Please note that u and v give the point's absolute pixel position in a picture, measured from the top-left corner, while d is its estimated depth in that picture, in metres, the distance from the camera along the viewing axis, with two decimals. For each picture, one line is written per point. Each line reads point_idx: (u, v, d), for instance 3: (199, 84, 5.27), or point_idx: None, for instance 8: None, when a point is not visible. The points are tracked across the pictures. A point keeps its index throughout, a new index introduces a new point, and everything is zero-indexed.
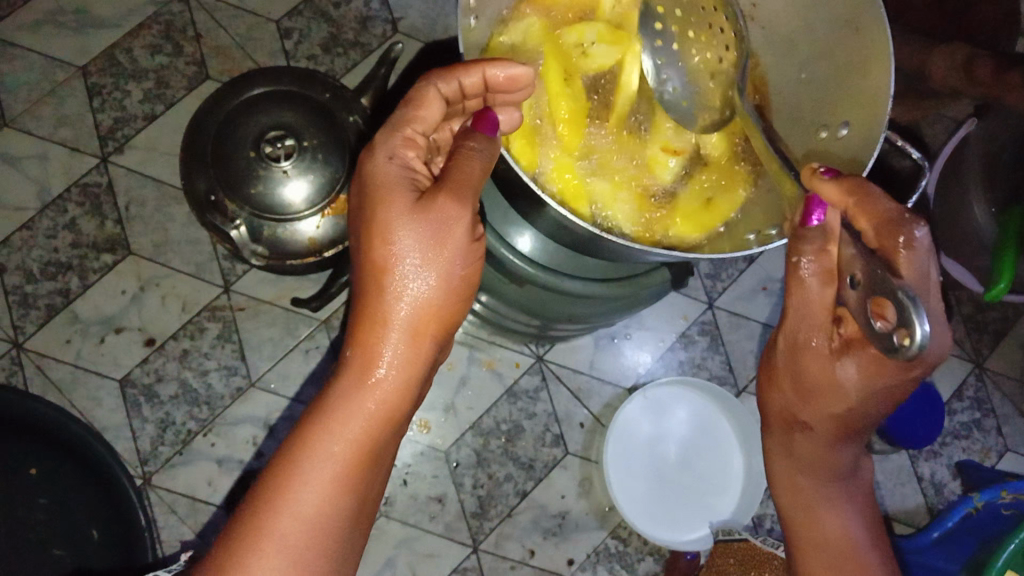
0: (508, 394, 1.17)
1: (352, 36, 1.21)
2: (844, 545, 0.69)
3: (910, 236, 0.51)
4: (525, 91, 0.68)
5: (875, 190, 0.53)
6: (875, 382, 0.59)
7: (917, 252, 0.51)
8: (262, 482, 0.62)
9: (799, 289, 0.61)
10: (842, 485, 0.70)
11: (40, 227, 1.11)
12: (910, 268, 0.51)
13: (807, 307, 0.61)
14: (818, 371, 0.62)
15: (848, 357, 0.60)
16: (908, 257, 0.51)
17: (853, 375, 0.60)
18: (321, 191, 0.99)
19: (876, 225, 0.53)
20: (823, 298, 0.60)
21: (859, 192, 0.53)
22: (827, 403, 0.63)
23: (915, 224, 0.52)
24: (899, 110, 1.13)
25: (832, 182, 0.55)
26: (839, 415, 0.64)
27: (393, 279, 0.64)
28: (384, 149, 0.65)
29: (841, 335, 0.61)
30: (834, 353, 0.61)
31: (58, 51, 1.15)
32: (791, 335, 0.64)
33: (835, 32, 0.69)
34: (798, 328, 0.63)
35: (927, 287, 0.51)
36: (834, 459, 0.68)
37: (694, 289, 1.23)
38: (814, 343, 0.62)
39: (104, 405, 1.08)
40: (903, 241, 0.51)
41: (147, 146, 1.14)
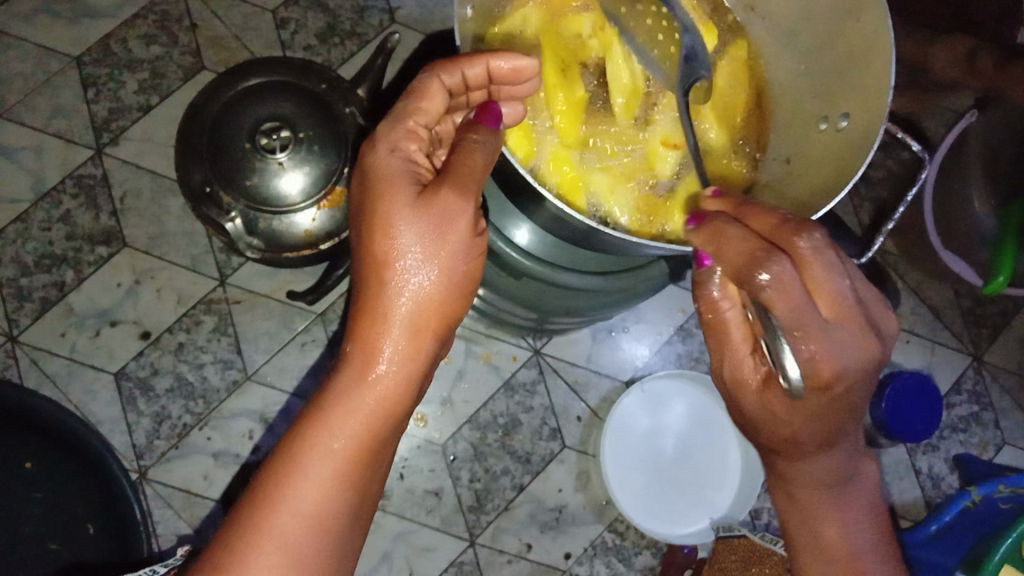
0: (505, 388, 1.16)
1: (349, 26, 1.20)
2: (846, 556, 0.64)
3: (773, 273, 0.52)
4: (528, 83, 0.67)
5: (732, 231, 0.54)
6: (804, 412, 0.58)
7: (785, 285, 0.52)
8: (260, 479, 0.61)
9: (715, 333, 0.63)
10: (842, 495, 0.64)
11: (34, 219, 1.10)
12: (780, 305, 0.52)
13: (728, 354, 0.62)
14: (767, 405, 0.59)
15: (774, 390, 0.60)
16: (775, 294, 0.52)
17: (782, 404, 0.59)
18: (317, 183, 0.98)
19: (738, 268, 0.54)
20: (739, 334, 0.62)
21: (719, 236, 0.55)
22: (790, 430, 0.60)
23: (771, 258, 0.52)
24: (900, 101, 1.12)
25: (695, 229, 0.57)
26: (788, 438, 0.61)
27: (393, 274, 0.63)
28: (386, 141, 0.65)
29: (759, 371, 0.61)
30: (764, 390, 0.61)
31: (54, 42, 1.14)
32: (727, 373, 0.63)
33: (836, 23, 0.68)
34: (725, 371, 0.63)
35: (802, 314, 0.52)
36: (825, 469, 0.62)
37: (692, 282, 1.22)
38: (741, 379, 0.62)
39: (99, 399, 1.07)
40: (767, 281, 0.52)
41: (141, 137, 1.13)
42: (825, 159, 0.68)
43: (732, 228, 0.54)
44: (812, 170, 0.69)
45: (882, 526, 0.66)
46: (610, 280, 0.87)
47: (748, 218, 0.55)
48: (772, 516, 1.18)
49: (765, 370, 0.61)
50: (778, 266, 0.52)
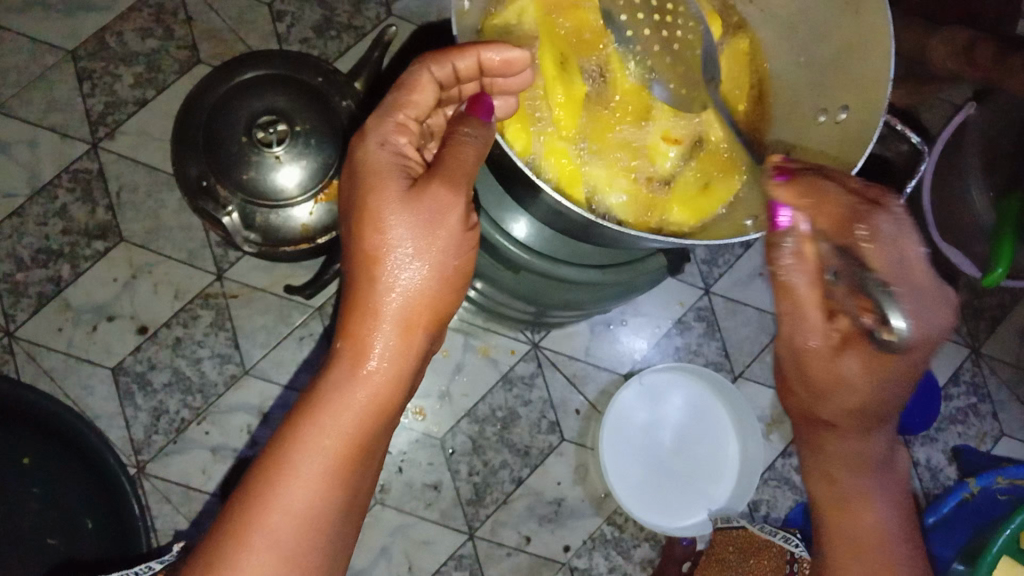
0: (504, 381, 1.16)
1: (346, 19, 1.19)
2: (880, 539, 0.63)
3: (872, 227, 0.50)
4: (519, 78, 0.67)
5: (828, 187, 0.51)
6: (880, 370, 0.57)
7: (883, 240, 0.50)
8: (252, 476, 0.61)
9: (784, 295, 0.57)
10: (882, 479, 0.64)
11: (30, 214, 1.10)
12: (881, 260, 0.50)
13: (796, 317, 0.57)
14: (822, 368, 0.59)
15: (850, 352, 0.57)
16: (874, 250, 0.50)
17: (858, 367, 0.57)
18: (313, 177, 0.98)
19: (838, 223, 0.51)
20: (814, 296, 0.56)
21: (821, 191, 0.51)
22: (840, 399, 0.60)
23: (873, 213, 0.50)
24: (899, 94, 1.12)
25: (784, 184, 0.52)
26: (854, 407, 0.60)
27: (384, 269, 0.63)
28: (376, 135, 0.64)
29: (836, 330, 0.58)
30: (835, 350, 0.58)
31: (49, 35, 1.13)
32: (784, 341, 0.60)
33: (833, 15, 0.68)
34: (790, 336, 0.59)
35: (904, 270, 0.51)
36: (869, 449, 0.63)
37: (690, 276, 1.22)
38: (812, 345, 0.58)
39: (96, 393, 1.07)
40: (866, 235, 0.50)
41: (137, 131, 1.13)
42: (825, 152, 0.67)
43: (828, 185, 0.51)
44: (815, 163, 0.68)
45: (912, 520, 0.66)
46: (609, 274, 0.87)
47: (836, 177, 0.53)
48: (771, 507, 1.17)
49: (841, 330, 0.57)
50: (878, 221, 0.50)
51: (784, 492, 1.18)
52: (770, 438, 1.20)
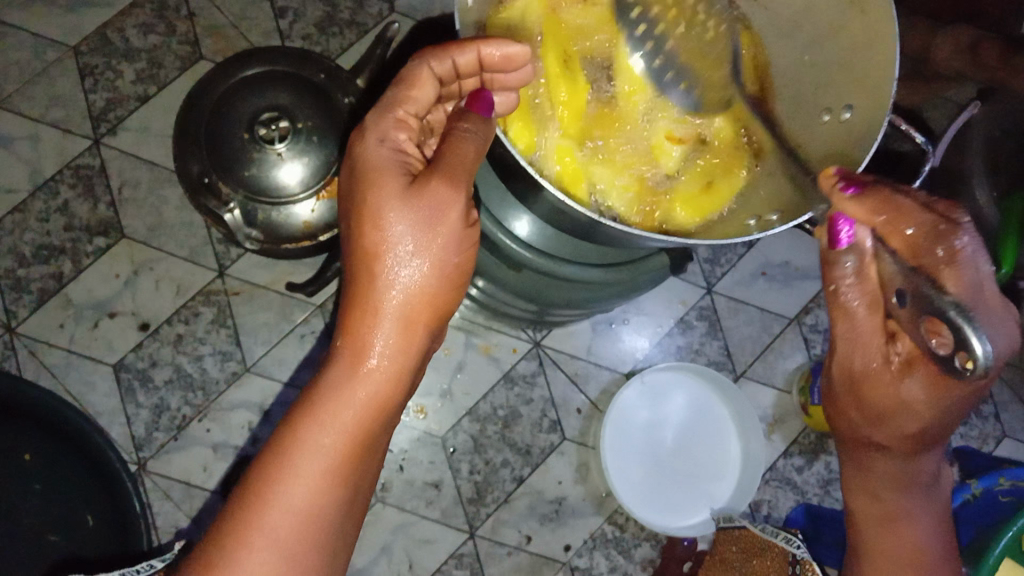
0: (505, 379, 1.16)
1: (348, 16, 1.19)
2: (915, 558, 0.67)
3: (950, 247, 0.50)
4: (520, 73, 0.65)
5: (903, 203, 0.52)
6: (944, 398, 0.56)
7: (962, 261, 0.49)
8: (252, 474, 0.61)
9: (845, 318, 0.60)
10: (922, 496, 0.67)
11: (32, 210, 1.09)
12: (958, 280, 0.49)
13: (858, 339, 0.60)
14: (884, 391, 0.60)
15: (910, 377, 0.57)
16: (953, 268, 0.49)
17: (921, 392, 0.57)
18: (315, 174, 0.98)
19: (913, 244, 0.51)
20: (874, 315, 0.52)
21: (898, 209, 0.51)
22: (896, 425, 0.61)
23: (956, 234, 0.50)
24: (902, 93, 1.12)
25: (857, 201, 0.52)
26: (911, 434, 0.61)
27: (384, 266, 0.63)
28: (375, 131, 0.64)
29: (898, 354, 0.58)
30: (898, 373, 0.58)
31: (51, 31, 1.13)
32: (843, 363, 0.62)
33: (838, 13, 0.67)
34: (851, 359, 0.61)
35: (982, 294, 0.49)
36: (919, 471, 0.65)
37: (692, 275, 1.22)
38: (875, 369, 0.60)
39: (98, 390, 1.07)
40: (943, 254, 0.50)
41: (139, 128, 1.13)
42: (829, 151, 0.67)
43: (903, 202, 0.52)
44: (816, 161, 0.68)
45: (950, 538, 0.69)
46: (612, 274, 0.87)
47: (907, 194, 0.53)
48: (772, 507, 1.17)
49: (903, 353, 0.58)
50: (957, 241, 0.50)
51: (786, 492, 1.18)
52: (771, 438, 1.20)
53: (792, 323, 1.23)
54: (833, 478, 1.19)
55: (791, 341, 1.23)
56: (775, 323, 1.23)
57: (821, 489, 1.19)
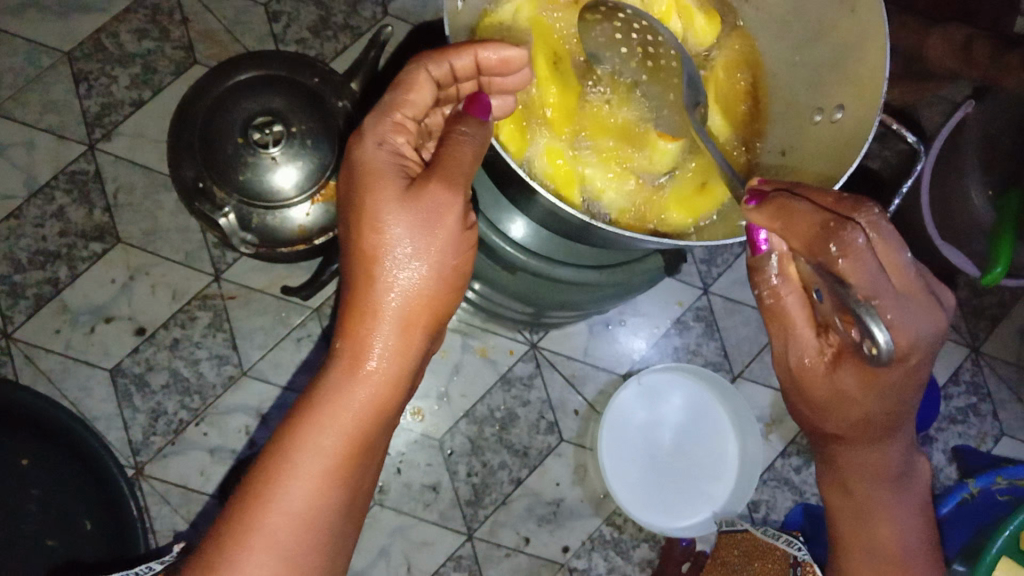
0: (502, 381, 1.16)
1: (342, 19, 1.19)
2: (894, 557, 0.68)
3: (844, 243, 0.49)
4: (517, 76, 0.67)
5: (797, 206, 0.52)
6: (875, 386, 0.57)
7: (858, 254, 0.49)
8: (250, 477, 0.61)
9: (779, 317, 0.61)
10: (896, 491, 0.67)
11: (28, 216, 1.09)
12: (856, 276, 0.50)
13: (792, 334, 0.60)
14: (821, 385, 0.60)
15: (846, 366, 0.58)
16: (850, 265, 0.49)
17: (854, 382, 0.58)
18: (310, 177, 0.98)
19: (808, 242, 0.51)
20: (804, 315, 0.60)
21: (790, 211, 0.52)
22: (841, 413, 0.61)
23: (850, 228, 0.49)
24: (897, 93, 1.12)
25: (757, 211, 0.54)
26: (859, 421, 0.61)
27: (383, 269, 0.63)
28: (373, 135, 0.64)
29: (830, 345, 0.60)
30: (834, 366, 0.59)
31: (46, 37, 1.13)
32: (789, 360, 0.62)
33: (828, 13, 0.68)
34: (787, 354, 0.61)
35: (880, 286, 0.50)
36: (886, 465, 0.65)
37: (689, 275, 1.22)
38: (809, 361, 0.60)
39: (94, 395, 1.07)
40: (838, 251, 0.49)
41: (134, 133, 1.13)
42: (820, 151, 0.67)
43: (800, 204, 0.51)
44: (809, 162, 0.68)
45: (930, 530, 0.70)
46: (605, 275, 0.87)
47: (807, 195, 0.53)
48: (770, 507, 1.17)
49: (835, 345, 0.59)
50: (851, 237, 0.49)
51: (784, 492, 1.18)
52: (769, 438, 1.20)
53: None
54: None
55: None
56: None
57: (819, 488, 1.19)
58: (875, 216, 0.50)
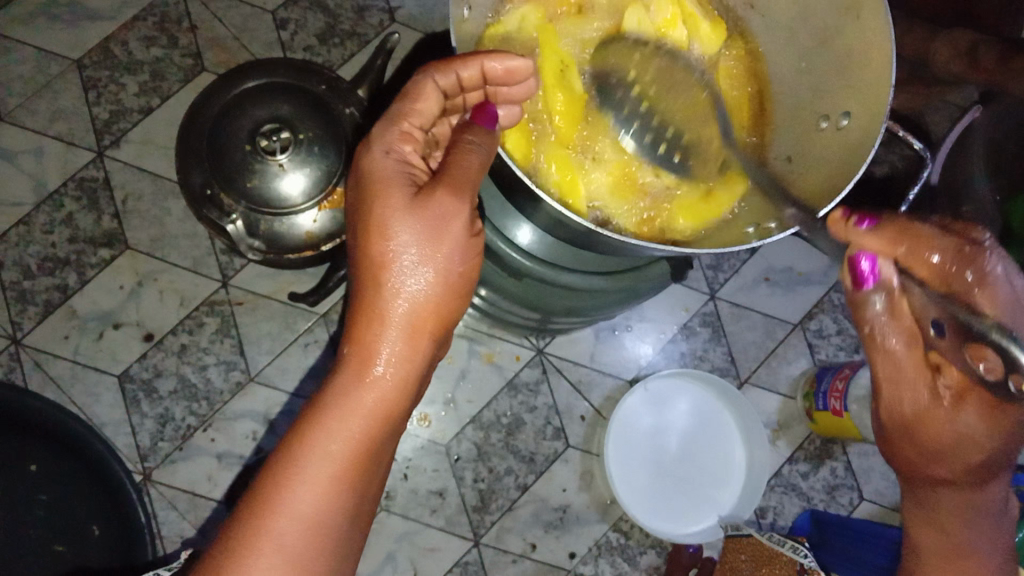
0: (508, 387, 1.16)
1: (349, 26, 1.20)
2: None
3: (980, 272, 0.51)
4: (523, 87, 0.67)
5: (920, 229, 0.52)
6: (1001, 425, 0.58)
7: (994, 282, 0.51)
8: (259, 483, 0.61)
9: (882, 350, 0.61)
10: (994, 527, 0.67)
11: (37, 222, 1.10)
12: (991, 302, 0.49)
13: (901, 375, 0.61)
14: (940, 427, 0.61)
15: (966, 406, 0.59)
16: (985, 290, 0.50)
17: (978, 423, 0.59)
18: (317, 184, 0.98)
19: (937, 270, 0.52)
20: (914, 352, 0.60)
21: (921, 238, 0.52)
22: (961, 456, 0.62)
23: (982, 256, 0.52)
24: (903, 98, 1.12)
25: (876, 234, 0.52)
26: (976, 465, 0.62)
27: (390, 276, 0.63)
28: (381, 143, 0.64)
29: (948, 386, 0.60)
30: (952, 408, 0.60)
31: (55, 45, 1.14)
32: (895, 406, 0.64)
33: (833, 20, 0.68)
34: (901, 400, 0.63)
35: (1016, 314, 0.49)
36: (983, 499, 0.66)
37: (695, 281, 1.22)
38: (926, 404, 0.61)
39: (103, 401, 1.07)
40: (975, 278, 0.51)
41: (142, 140, 1.14)
42: (826, 158, 0.67)
43: (922, 229, 0.52)
44: (814, 168, 0.68)
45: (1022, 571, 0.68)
46: (611, 281, 0.87)
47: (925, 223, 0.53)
48: (778, 513, 1.17)
49: (954, 386, 0.60)
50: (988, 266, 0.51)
51: (791, 498, 1.18)
52: (776, 444, 1.20)
53: (795, 328, 1.23)
54: (838, 483, 1.19)
55: (796, 347, 1.22)
56: (779, 329, 1.22)
57: (827, 494, 1.19)
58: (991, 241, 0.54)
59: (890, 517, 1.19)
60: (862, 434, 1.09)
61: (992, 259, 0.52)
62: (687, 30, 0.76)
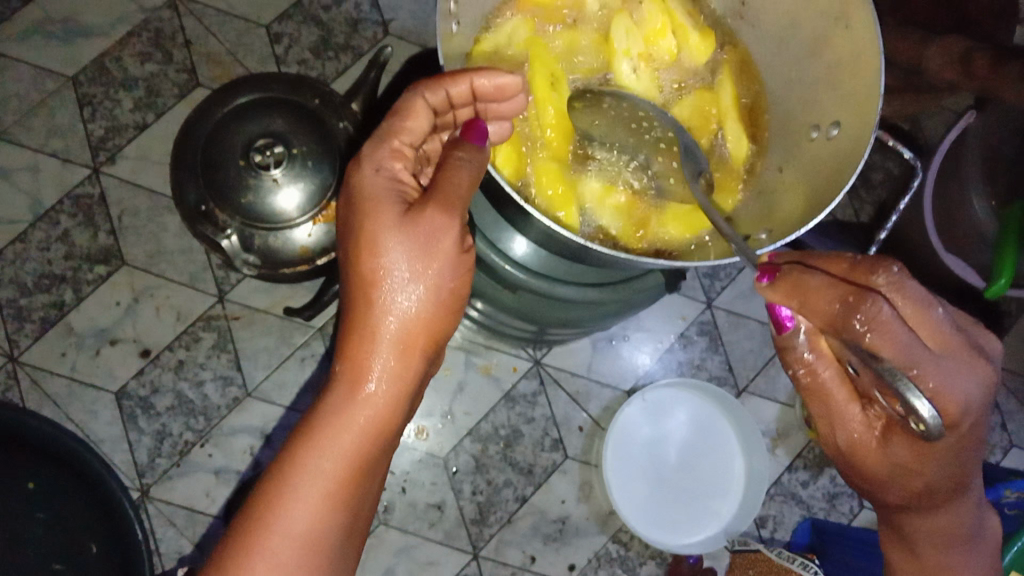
0: (506, 399, 1.16)
1: (343, 40, 1.20)
2: None
3: (869, 315, 0.47)
4: (512, 102, 0.67)
5: (811, 279, 0.51)
6: (929, 455, 0.55)
7: (886, 325, 0.47)
8: (253, 501, 0.62)
9: (819, 400, 0.57)
10: (966, 548, 0.65)
11: (33, 240, 1.10)
12: (888, 349, 0.48)
13: (835, 414, 0.57)
14: (876, 460, 0.58)
15: (895, 439, 0.56)
16: (881, 339, 0.48)
17: (908, 454, 0.56)
18: (312, 199, 0.99)
19: (828, 319, 0.50)
20: (842, 390, 0.56)
21: (806, 290, 0.51)
22: (907, 484, 0.59)
23: (876, 296, 0.48)
24: (897, 104, 1.12)
25: (772, 290, 0.52)
26: (921, 491, 0.59)
27: (381, 293, 0.63)
28: (371, 161, 0.65)
29: (877, 416, 0.57)
30: (879, 440, 0.57)
31: (49, 62, 1.14)
32: (836, 446, 0.60)
33: (824, 30, 0.68)
34: (833, 436, 0.58)
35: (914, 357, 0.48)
36: (948, 525, 0.63)
37: (692, 290, 1.22)
38: (856, 442, 0.58)
39: (100, 418, 1.07)
40: (864, 323, 0.48)
41: (138, 156, 1.14)
42: (817, 168, 0.67)
43: (813, 280, 0.51)
44: (804, 178, 0.68)
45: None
46: (605, 292, 0.87)
47: (821, 266, 0.52)
48: (778, 523, 1.17)
49: (882, 417, 0.57)
50: (876, 307, 0.47)
51: (791, 507, 1.18)
52: (776, 453, 1.19)
53: None
54: (838, 491, 1.19)
55: None
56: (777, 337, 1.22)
57: (827, 503, 1.18)
58: (895, 275, 0.50)
59: None
60: None
61: (880, 300, 0.47)
62: (677, 40, 0.77)
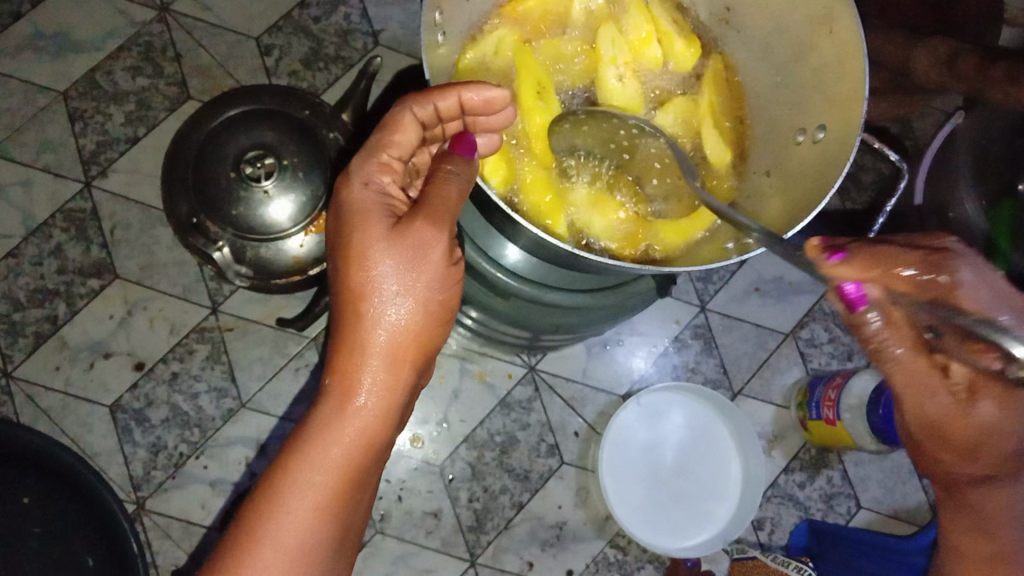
0: (501, 406, 1.16)
1: (333, 50, 1.20)
2: None
3: (954, 272, 0.49)
4: (501, 115, 0.67)
5: (887, 248, 0.49)
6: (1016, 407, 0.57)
7: (968, 283, 0.49)
8: (244, 514, 0.62)
9: (901, 372, 0.56)
10: None
11: (25, 255, 1.10)
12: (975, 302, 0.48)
13: (921, 386, 0.57)
14: (959, 424, 0.59)
15: (981, 398, 0.58)
16: (967, 293, 0.48)
17: (994, 409, 0.58)
18: (303, 210, 0.99)
19: (916, 283, 0.49)
20: (927, 365, 0.56)
21: (893, 259, 0.49)
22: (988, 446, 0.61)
23: (949, 260, 0.50)
24: (886, 106, 1.12)
25: (848, 264, 0.48)
26: (999, 452, 0.61)
27: (371, 306, 0.63)
28: (360, 175, 0.65)
29: (958, 385, 0.58)
30: (964, 404, 0.59)
31: (40, 77, 1.14)
32: (920, 417, 0.60)
33: (809, 34, 0.68)
34: (920, 408, 0.59)
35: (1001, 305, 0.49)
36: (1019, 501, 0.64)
37: (686, 293, 1.22)
38: (945, 407, 0.59)
39: (95, 431, 1.07)
40: (949, 279, 0.49)
41: (130, 169, 1.14)
42: (804, 171, 0.67)
43: (885, 248, 0.49)
44: (792, 182, 0.68)
45: None
46: (596, 297, 0.87)
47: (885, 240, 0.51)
48: (775, 525, 1.17)
49: (964, 383, 0.58)
50: (959, 268, 0.49)
51: (788, 508, 1.18)
52: (771, 455, 1.19)
53: (787, 338, 1.23)
54: (835, 492, 1.19)
55: (788, 357, 1.22)
56: (771, 339, 1.22)
57: (824, 503, 1.18)
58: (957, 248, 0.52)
59: (888, 524, 1.18)
60: (856, 443, 1.09)
61: (961, 263, 0.50)
62: (663, 47, 0.77)
